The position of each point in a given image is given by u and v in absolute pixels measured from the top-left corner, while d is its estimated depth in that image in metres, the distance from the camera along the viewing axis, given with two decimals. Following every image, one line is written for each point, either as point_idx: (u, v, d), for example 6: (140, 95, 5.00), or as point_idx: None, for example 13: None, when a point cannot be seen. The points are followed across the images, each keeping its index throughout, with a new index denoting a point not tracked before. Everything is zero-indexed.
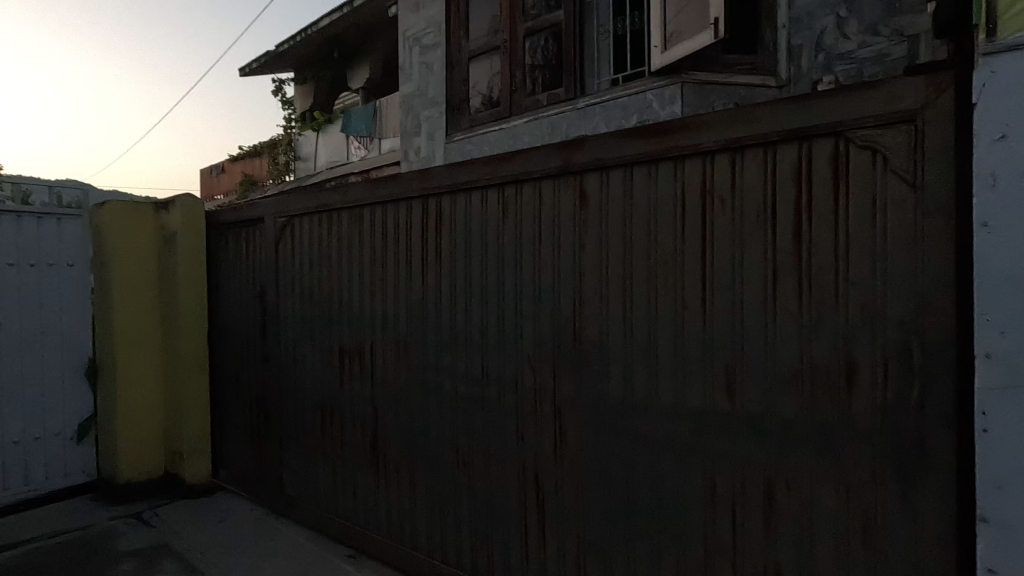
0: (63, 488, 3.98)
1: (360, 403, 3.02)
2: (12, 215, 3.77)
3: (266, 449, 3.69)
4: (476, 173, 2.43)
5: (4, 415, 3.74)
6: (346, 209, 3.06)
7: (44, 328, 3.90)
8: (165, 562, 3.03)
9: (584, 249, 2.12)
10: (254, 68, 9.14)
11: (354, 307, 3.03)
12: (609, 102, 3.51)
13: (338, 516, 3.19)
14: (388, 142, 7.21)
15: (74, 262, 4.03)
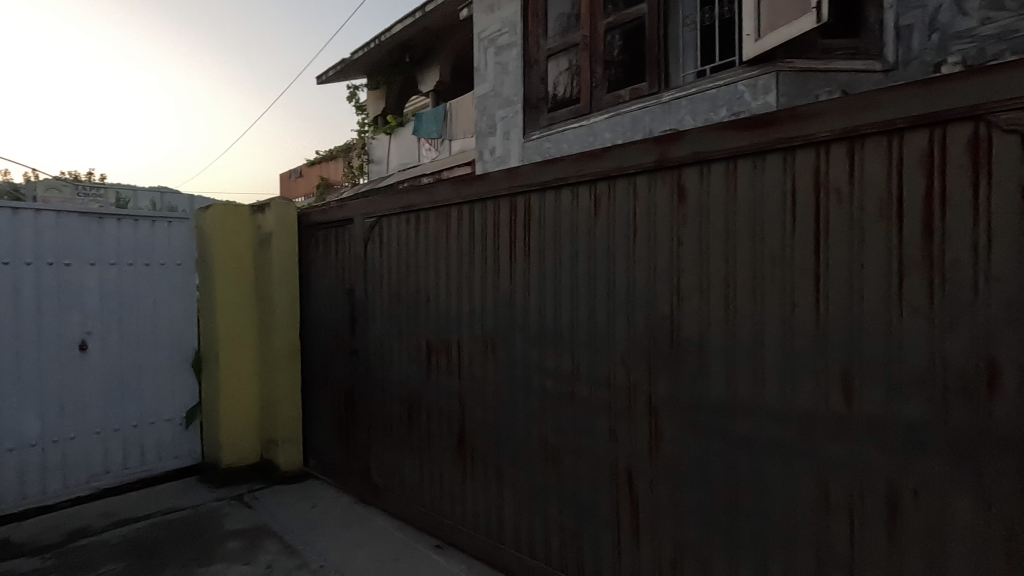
0: (173, 469, 4.33)
1: (447, 397, 3.10)
2: (132, 219, 4.13)
3: (354, 440, 3.87)
4: (566, 170, 2.44)
5: (125, 401, 4.11)
6: (433, 210, 3.14)
7: (158, 322, 4.26)
8: (268, 542, 3.23)
9: (683, 246, 2.08)
10: (331, 76, 9.55)
11: (440, 305, 3.12)
12: (695, 95, 3.42)
13: (425, 507, 3.29)
14: (458, 143, 7.33)
15: (183, 261, 4.38)
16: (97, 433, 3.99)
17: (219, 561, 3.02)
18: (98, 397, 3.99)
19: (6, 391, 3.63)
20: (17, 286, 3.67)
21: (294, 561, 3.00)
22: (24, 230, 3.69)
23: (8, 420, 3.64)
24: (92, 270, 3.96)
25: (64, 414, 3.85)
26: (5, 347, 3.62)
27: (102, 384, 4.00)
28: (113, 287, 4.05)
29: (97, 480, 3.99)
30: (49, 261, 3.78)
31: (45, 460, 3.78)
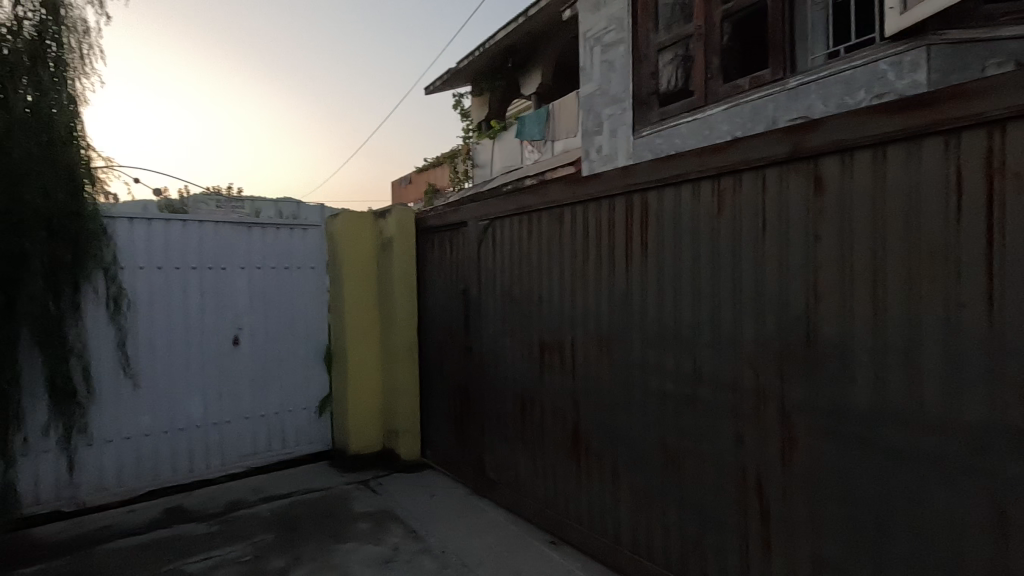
0: (308, 453, 4.78)
1: (561, 395, 3.14)
2: (274, 227, 4.60)
3: (468, 433, 4.03)
4: (687, 166, 2.37)
5: (270, 390, 4.60)
6: (546, 211, 3.20)
7: (295, 320, 4.72)
8: (393, 526, 3.46)
9: (820, 242, 1.94)
10: (438, 86, 9.99)
11: (554, 304, 3.16)
12: (827, 78, 3.16)
13: (539, 502, 3.34)
14: (561, 143, 7.35)
15: (316, 264, 4.81)
16: (247, 418, 4.50)
17: (353, 540, 3.29)
18: (248, 386, 4.50)
19: (178, 378, 4.20)
20: (185, 287, 4.23)
21: (418, 545, 3.19)
22: (190, 239, 4.24)
23: (179, 404, 4.21)
24: (243, 273, 4.47)
25: (221, 400, 4.39)
26: (176, 341, 4.20)
27: (251, 374, 4.51)
28: (260, 288, 4.54)
29: (247, 459, 4.50)
30: (209, 265, 4.32)
31: (208, 439, 4.33)
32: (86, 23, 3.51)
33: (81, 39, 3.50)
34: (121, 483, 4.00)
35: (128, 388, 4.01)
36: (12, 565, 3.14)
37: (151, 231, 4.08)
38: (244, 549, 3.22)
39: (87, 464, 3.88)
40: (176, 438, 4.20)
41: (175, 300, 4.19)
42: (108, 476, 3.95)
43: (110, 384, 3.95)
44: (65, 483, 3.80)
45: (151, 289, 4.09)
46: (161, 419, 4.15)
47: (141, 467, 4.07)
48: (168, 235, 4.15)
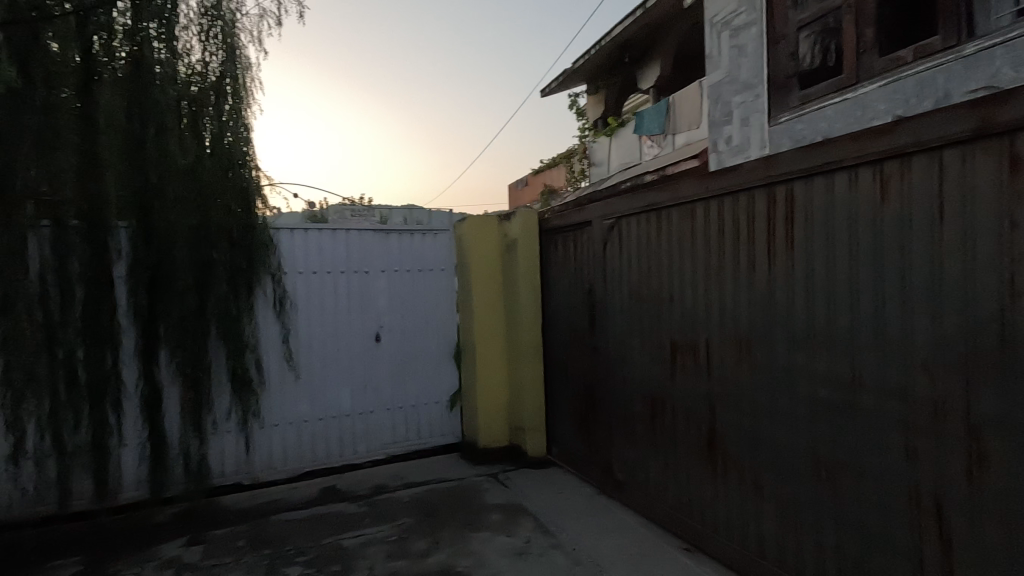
0: (441, 445, 5.08)
1: (695, 397, 3.02)
2: (409, 233, 4.95)
3: (595, 433, 4.03)
4: (840, 153, 2.17)
5: (407, 384, 4.95)
6: (676, 207, 3.11)
7: (429, 319, 5.03)
8: (524, 519, 3.56)
9: (1018, 231, 1.67)
10: (553, 87, 10.07)
11: (686, 303, 3.06)
12: (1017, 39, 2.70)
13: (671, 507, 3.26)
14: (683, 136, 7.02)
15: (446, 267, 5.10)
16: (388, 409, 4.88)
17: (487, 530, 3.44)
18: (388, 380, 4.88)
19: (330, 371, 4.68)
20: (335, 289, 4.69)
21: (548, 540, 3.26)
22: (339, 245, 4.70)
23: (332, 394, 4.69)
24: (383, 276, 4.85)
25: (366, 392, 4.81)
26: (329, 337, 4.67)
27: (391, 369, 4.89)
28: (397, 290, 4.90)
29: (389, 447, 4.88)
30: (355, 269, 4.76)
31: (355, 427, 4.77)
32: (249, 58, 4.02)
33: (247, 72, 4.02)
34: (286, 462, 4.54)
35: (291, 378, 4.55)
36: (207, 527, 3.70)
37: (307, 239, 4.58)
38: (389, 531, 3.49)
39: (260, 444, 4.45)
40: (329, 425, 4.68)
41: (327, 301, 4.66)
42: (276, 455, 4.51)
43: (277, 374, 4.50)
44: (244, 459, 4.39)
45: (308, 291, 4.60)
46: (317, 408, 4.64)
47: (302, 449, 4.59)
48: (321, 242, 4.63)
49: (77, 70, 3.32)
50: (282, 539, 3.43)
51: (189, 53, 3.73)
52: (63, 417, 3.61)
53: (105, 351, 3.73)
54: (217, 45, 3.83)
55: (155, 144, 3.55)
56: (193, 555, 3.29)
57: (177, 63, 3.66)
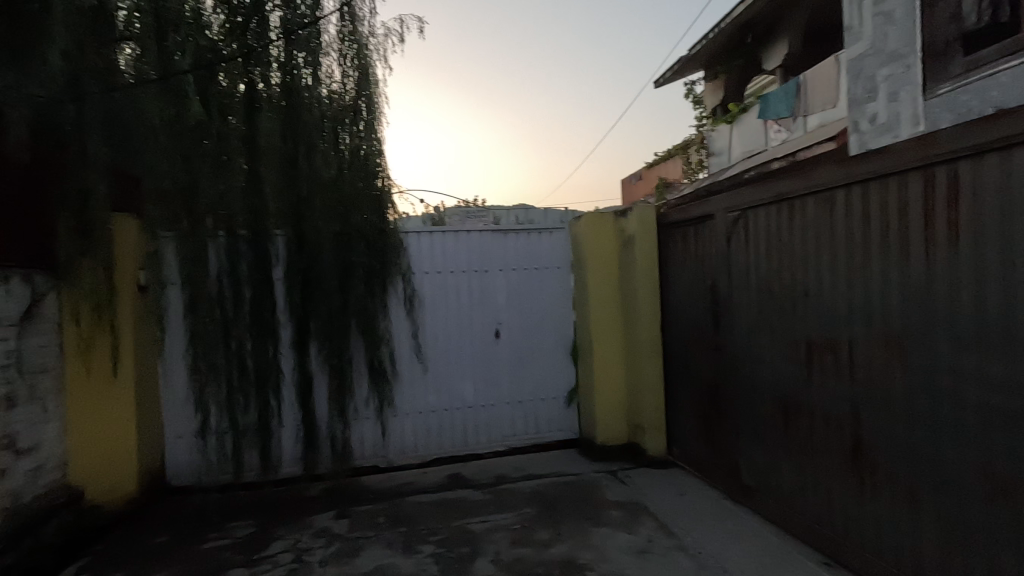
0: (558, 439, 5.18)
1: (836, 400, 2.79)
2: (526, 232, 5.08)
3: (720, 435, 3.86)
4: (1019, 125, 1.88)
5: (525, 379, 5.10)
6: (812, 195, 2.90)
7: (546, 316, 5.13)
8: (645, 518, 3.52)
9: None
10: (668, 77, 9.71)
11: (824, 299, 2.84)
12: None
13: (807, 517, 3.04)
14: (818, 116, 6.38)
15: (562, 264, 5.16)
16: (508, 403, 5.07)
17: (608, 526, 3.45)
18: (508, 374, 5.06)
19: (454, 364, 4.96)
20: (458, 287, 4.96)
21: (672, 541, 3.20)
22: (461, 246, 4.96)
23: (456, 387, 4.96)
24: (502, 274, 5.04)
25: (487, 384, 5.03)
26: (453, 333, 4.96)
27: (510, 363, 5.06)
28: (516, 288, 5.06)
29: (509, 439, 5.07)
30: (475, 268, 4.99)
31: (478, 419, 5.01)
32: (378, 77, 4.39)
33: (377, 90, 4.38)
34: (417, 449, 4.89)
35: (420, 370, 4.89)
36: (352, 503, 4.11)
37: (432, 241, 4.90)
38: (513, 519, 3.63)
39: (394, 431, 4.84)
40: (454, 415, 4.97)
41: (451, 299, 4.95)
42: (408, 441, 4.87)
43: (408, 367, 4.86)
44: (380, 444, 4.81)
45: (434, 289, 4.91)
46: (443, 399, 4.94)
47: (430, 437, 4.91)
48: (445, 243, 4.92)
49: (242, 102, 3.79)
50: (416, 519, 3.72)
51: (330, 77, 4.16)
52: (235, 400, 4.20)
53: (267, 344, 4.25)
54: (353, 67, 4.24)
55: (305, 160, 4.02)
56: (342, 526, 3.67)
57: (320, 87, 4.10)
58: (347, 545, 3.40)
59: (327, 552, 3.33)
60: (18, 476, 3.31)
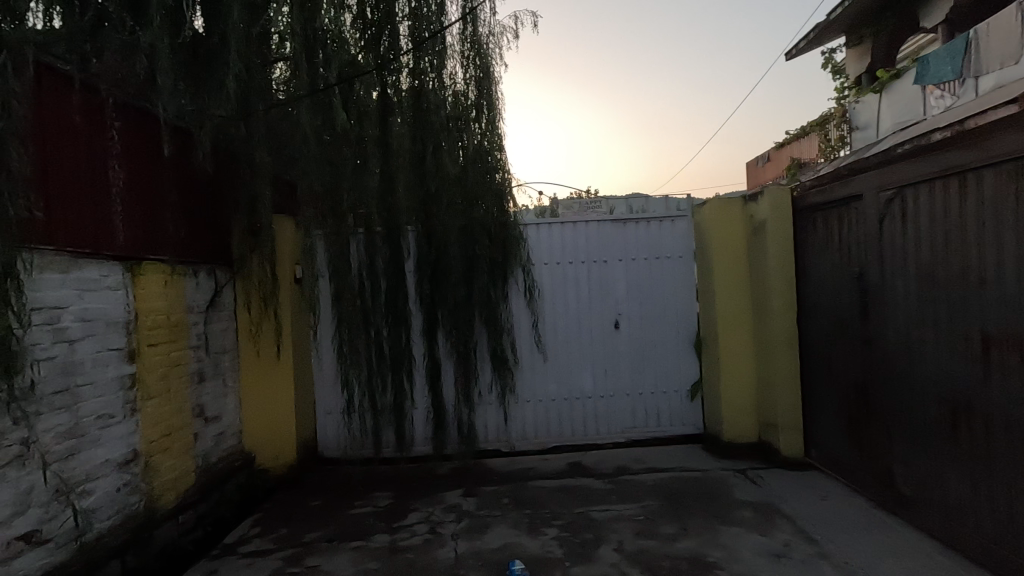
0: (681, 434, 5.02)
1: (1021, 404, 2.42)
2: (646, 221, 4.97)
3: (869, 438, 3.51)
4: None
5: (646, 371, 5.01)
6: (988, 168, 2.53)
7: (667, 307, 4.98)
8: (780, 521, 3.31)
9: None
10: (802, 46, 8.87)
11: (1006, 288, 2.47)
12: None
13: (980, 536, 2.68)
14: (993, 77, 5.42)
15: (684, 253, 4.98)
16: (628, 395, 5.01)
17: (738, 526, 3.29)
18: (628, 366, 5.01)
19: (574, 354, 5.01)
20: (577, 277, 4.98)
21: (812, 548, 2.98)
22: (579, 236, 4.98)
23: (576, 377, 5.01)
24: (621, 265, 4.98)
25: (607, 375, 5.01)
26: (572, 323, 5.00)
27: (629, 355, 5.00)
28: (636, 278, 4.98)
29: (628, 431, 5.02)
30: (594, 259, 4.98)
31: (597, 409, 5.01)
32: (495, 74, 4.56)
33: (496, 88, 4.55)
34: (538, 435, 5.02)
35: (540, 359, 5.00)
36: (478, 483, 4.33)
37: (551, 232, 4.98)
38: (636, 510, 3.60)
39: (515, 417, 5.01)
40: (574, 405, 5.02)
41: (570, 289, 4.99)
42: (529, 428, 5.02)
43: (529, 355, 5.00)
44: (503, 429, 5.01)
45: (553, 280, 4.99)
46: (562, 388, 5.01)
47: (551, 425, 5.02)
48: (564, 234, 4.97)
49: (377, 107, 4.11)
50: (539, 503, 3.83)
51: (453, 78, 4.39)
52: (375, 382, 4.60)
53: (401, 331, 4.60)
54: (474, 68, 4.47)
55: (432, 159, 4.27)
56: (470, 504, 3.89)
57: (445, 88, 4.33)
58: (476, 522, 3.60)
59: (458, 526, 3.55)
60: (207, 440, 3.93)
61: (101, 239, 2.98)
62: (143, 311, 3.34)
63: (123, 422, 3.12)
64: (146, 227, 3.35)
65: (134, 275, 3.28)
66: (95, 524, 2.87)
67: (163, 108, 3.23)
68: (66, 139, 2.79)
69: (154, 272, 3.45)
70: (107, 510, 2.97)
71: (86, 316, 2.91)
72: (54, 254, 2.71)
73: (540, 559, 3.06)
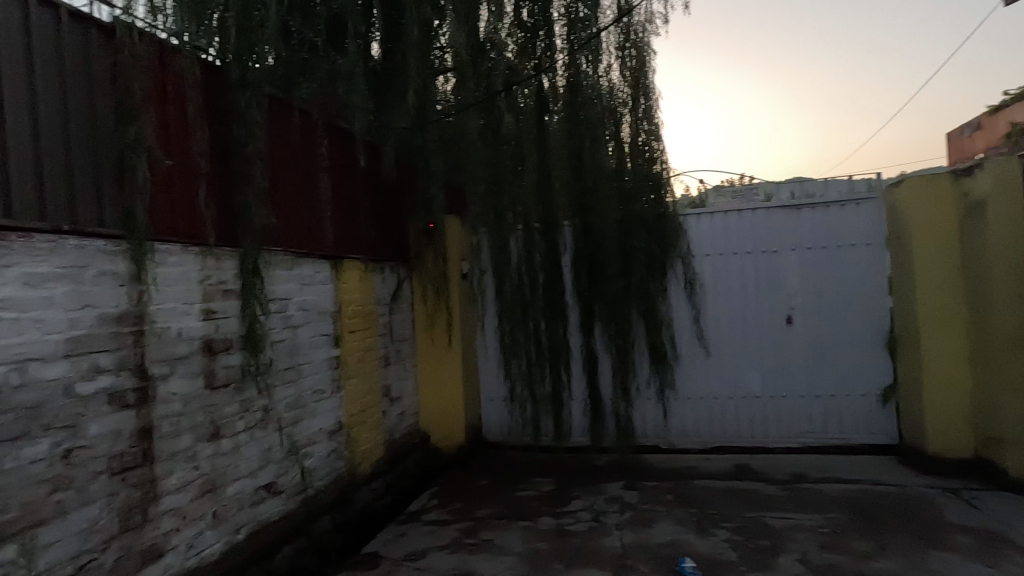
0: (870, 444, 4.48)
1: None
2: (825, 205, 4.49)
3: None
4: None
5: (824, 371, 4.55)
6: None
7: (850, 301, 4.47)
8: (1011, 552, 2.81)
9: None
10: None
11: None
12: None
13: None
14: None
15: (873, 241, 4.42)
16: (802, 397, 4.60)
17: (952, 551, 2.86)
18: (802, 365, 4.59)
19: (740, 351, 4.72)
20: (743, 269, 4.69)
21: None
22: (746, 225, 4.67)
23: (742, 376, 4.72)
24: (794, 255, 4.58)
25: (778, 375, 4.65)
26: (738, 318, 4.72)
27: (805, 353, 4.58)
28: (812, 269, 4.54)
29: (803, 436, 4.61)
30: (763, 249, 4.65)
31: (767, 411, 4.67)
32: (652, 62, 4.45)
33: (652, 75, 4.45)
34: (699, 435, 4.83)
35: (702, 355, 4.80)
36: (639, 478, 4.29)
37: (713, 222, 4.74)
38: (819, 521, 3.31)
39: (675, 413, 4.87)
40: (740, 405, 4.73)
41: (736, 282, 4.71)
42: (690, 426, 4.84)
43: (690, 351, 4.82)
44: (662, 425, 4.89)
45: (716, 273, 4.75)
46: (727, 386, 4.76)
47: (714, 424, 4.79)
48: (728, 223, 4.71)
49: (534, 107, 4.26)
50: (706, 503, 3.69)
51: (609, 71, 4.37)
52: (535, 373, 4.77)
53: (558, 325, 4.71)
54: (631, 57, 4.39)
55: (589, 154, 4.30)
56: (632, 497, 3.88)
57: (600, 81, 4.33)
58: (640, 515, 3.58)
59: (623, 517, 3.56)
60: (392, 417, 4.42)
61: (314, 241, 3.51)
62: (345, 302, 3.86)
63: (331, 397, 3.64)
64: (345, 230, 3.88)
65: (337, 272, 3.80)
66: (314, 481, 3.41)
67: (359, 125, 3.69)
68: (290, 158, 3.33)
69: (352, 268, 3.97)
70: (322, 471, 3.50)
71: (305, 306, 3.45)
72: (282, 254, 3.26)
73: (712, 559, 2.95)
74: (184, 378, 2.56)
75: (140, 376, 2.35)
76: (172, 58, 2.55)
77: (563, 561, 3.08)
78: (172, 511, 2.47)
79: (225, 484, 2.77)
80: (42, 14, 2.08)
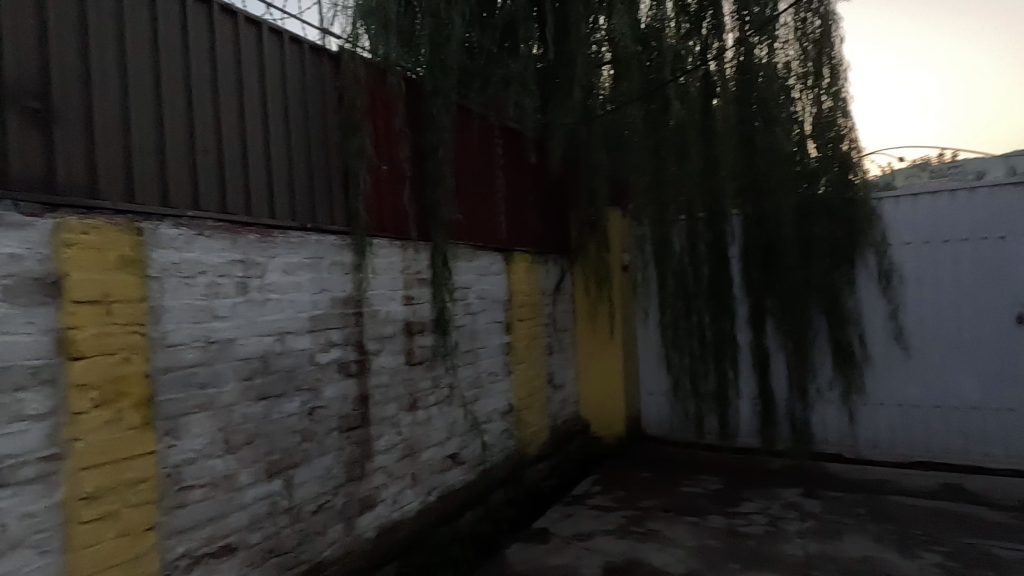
0: None
1: None
2: None
3: None
4: None
5: None
6: None
7: None
8: None
9: None
10: None
11: None
12: None
13: None
14: None
15: None
16: None
17: None
18: None
19: (951, 354, 4.10)
20: (957, 259, 4.06)
21: None
22: (960, 208, 4.05)
23: (953, 383, 4.10)
24: None
25: (1004, 383, 3.96)
26: (948, 315, 4.10)
27: None
28: None
29: None
30: (984, 235, 3.99)
31: (988, 425, 4.00)
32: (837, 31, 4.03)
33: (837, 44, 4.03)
34: (895, 447, 4.28)
35: (900, 356, 4.25)
36: (820, 486, 3.94)
37: (917, 205, 4.17)
38: None
39: (864, 420, 4.37)
40: (950, 416, 4.11)
41: (946, 274, 4.10)
42: (883, 436, 4.32)
43: (884, 352, 4.31)
44: (847, 432, 4.42)
45: (919, 264, 4.18)
46: (932, 394, 4.16)
47: (914, 436, 4.22)
48: (936, 207, 4.11)
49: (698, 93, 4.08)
50: (908, 521, 3.28)
51: (785, 46, 4.04)
52: (698, 368, 4.57)
53: (725, 319, 4.47)
54: (814, 27, 4.01)
55: (762, 136, 4.03)
56: (814, 505, 3.59)
57: (775, 58, 4.02)
58: (825, 525, 3.30)
59: (804, 525, 3.32)
60: (555, 404, 4.60)
61: (491, 234, 3.81)
62: (516, 291, 4.12)
63: (504, 379, 3.91)
64: (515, 224, 4.11)
65: (509, 263, 4.05)
66: (490, 456, 3.70)
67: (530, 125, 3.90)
68: (473, 159, 3.65)
69: (520, 260, 4.19)
70: (496, 447, 3.78)
71: (483, 294, 3.74)
72: (464, 247, 3.57)
73: None
74: (390, 354, 2.95)
75: (359, 351, 2.77)
76: (382, 77, 2.91)
77: (738, 561, 2.97)
78: (383, 469, 2.88)
79: (421, 450, 3.13)
80: (293, 52, 2.54)
